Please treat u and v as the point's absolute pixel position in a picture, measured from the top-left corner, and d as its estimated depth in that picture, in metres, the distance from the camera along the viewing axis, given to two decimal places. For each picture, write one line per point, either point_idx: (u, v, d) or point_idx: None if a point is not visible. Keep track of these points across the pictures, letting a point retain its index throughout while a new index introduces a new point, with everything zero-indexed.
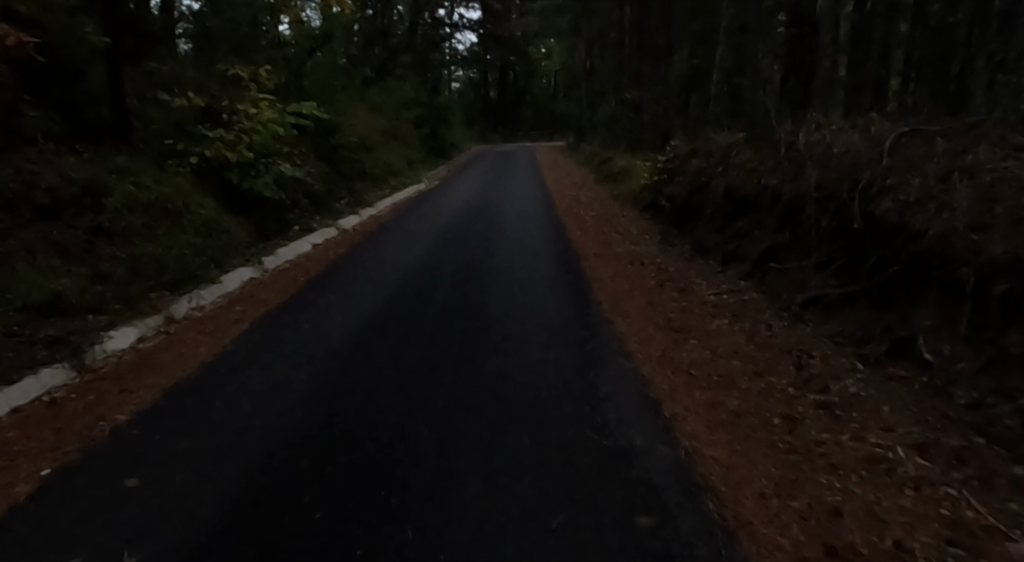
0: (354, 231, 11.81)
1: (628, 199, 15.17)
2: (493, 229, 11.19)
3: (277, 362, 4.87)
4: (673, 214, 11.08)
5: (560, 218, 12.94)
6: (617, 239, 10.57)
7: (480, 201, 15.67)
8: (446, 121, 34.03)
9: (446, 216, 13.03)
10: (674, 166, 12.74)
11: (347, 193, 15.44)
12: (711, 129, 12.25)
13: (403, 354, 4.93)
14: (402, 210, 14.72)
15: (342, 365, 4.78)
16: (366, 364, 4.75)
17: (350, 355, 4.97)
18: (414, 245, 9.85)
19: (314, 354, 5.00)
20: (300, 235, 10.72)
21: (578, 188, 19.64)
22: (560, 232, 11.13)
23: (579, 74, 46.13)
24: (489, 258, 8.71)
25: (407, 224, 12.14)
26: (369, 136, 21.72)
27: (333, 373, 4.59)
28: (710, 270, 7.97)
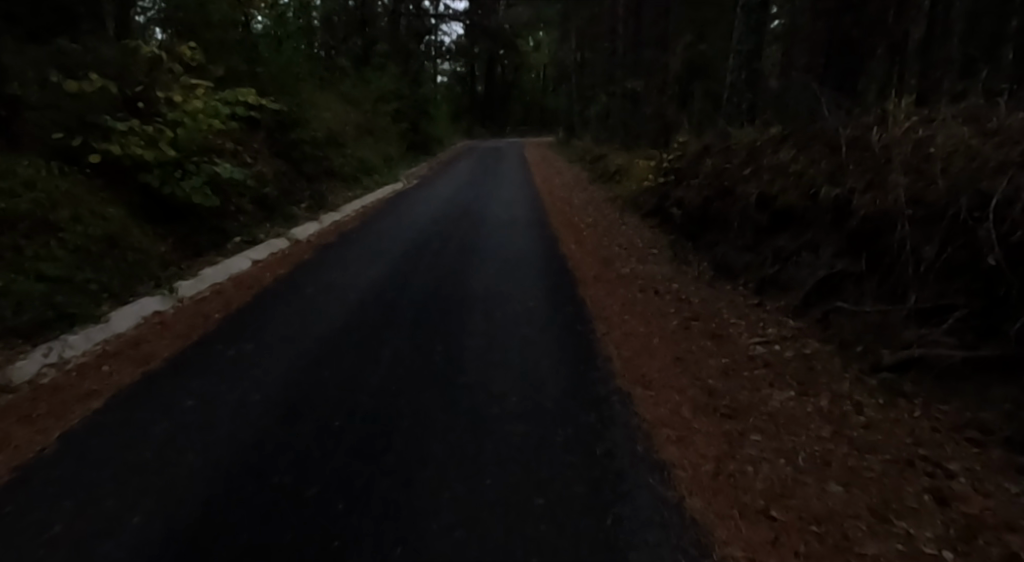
0: (308, 242, 10.05)
1: (626, 204, 13.49)
2: (472, 243, 9.49)
3: (114, 474, 3.10)
4: (685, 223, 9.46)
5: (551, 226, 11.28)
6: (618, 254, 8.90)
7: (461, 205, 13.97)
8: (429, 116, 32.20)
9: (419, 226, 11.30)
10: (683, 168, 11.07)
11: (309, 196, 13.62)
12: (727, 123, 10.64)
13: (318, 464, 3.21)
14: (371, 215, 12.97)
15: (211, 485, 2.99)
16: (253, 481, 3.03)
17: (231, 466, 3.20)
18: (375, 265, 8.12)
19: (181, 461, 3.25)
20: (239, 250, 8.99)
21: (569, 189, 17.98)
22: (551, 245, 9.44)
23: (570, 68, 44.53)
24: (463, 284, 7.02)
25: (372, 236, 10.40)
26: (341, 131, 19.83)
27: (194, 498, 2.86)
28: (743, 301, 6.31)
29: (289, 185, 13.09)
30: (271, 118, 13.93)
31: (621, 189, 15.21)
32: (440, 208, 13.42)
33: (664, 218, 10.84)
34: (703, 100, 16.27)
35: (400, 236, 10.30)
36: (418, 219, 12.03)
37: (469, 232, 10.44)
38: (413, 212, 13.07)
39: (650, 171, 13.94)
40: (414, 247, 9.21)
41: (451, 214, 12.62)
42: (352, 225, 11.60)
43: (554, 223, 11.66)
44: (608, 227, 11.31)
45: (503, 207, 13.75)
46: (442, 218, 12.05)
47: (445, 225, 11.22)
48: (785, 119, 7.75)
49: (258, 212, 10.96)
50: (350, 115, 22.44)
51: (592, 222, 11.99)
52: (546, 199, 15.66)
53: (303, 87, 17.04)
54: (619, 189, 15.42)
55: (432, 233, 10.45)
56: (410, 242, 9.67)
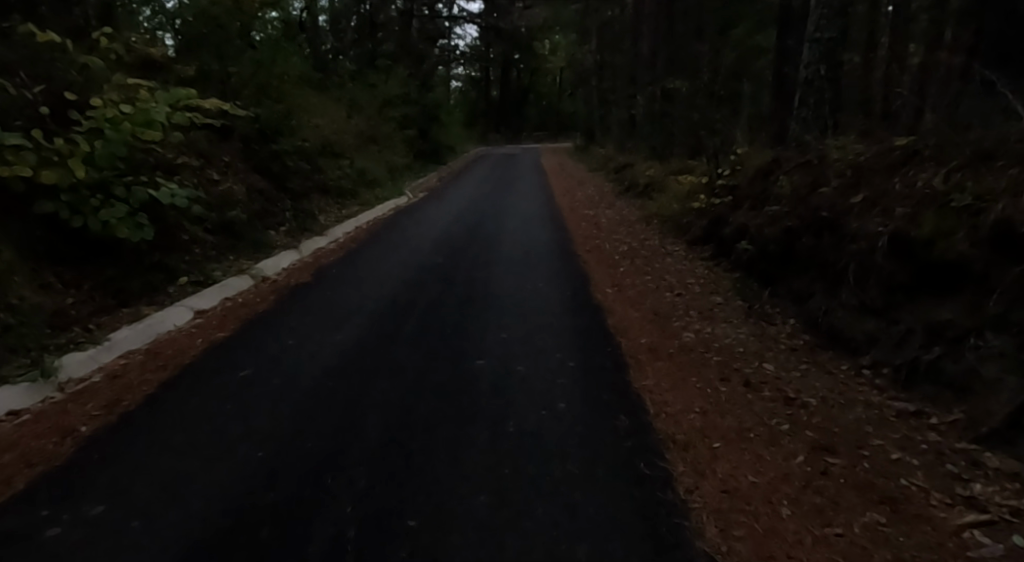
0: (274, 285, 8.03)
1: (666, 229, 11.36)
2: (478, 290, 7.40)
3: None
4: (754, 260, 7.40)
5: (578, 260, 9.15)
6: (669, 305, 6.73)
7: (469, 229, 11.92)
8: (440, 121, 30.37)
9: (414, 261, 9.21)
10: (746, 189, 8.92)
11: (290, 218, 11.76)
12: (801, 132, 8.58)
13: None
14: (361, 242, 10.92)
15: None
16: None
17: None
18: (348, 329, 6.02)
19: None
20: (178, 300, 7.10)
21: (593, 205, 15.89)
22: (580, 291, 7.29)
23: (589, 71, 42.59)
24: (464, 369, 4.92)
25: (353, 276, 8.33)
26: (336, 141, 17.98)
27: None
28: (885, 405, 4.14)
29: (266, 206, 11.30)
30: (249, 127, 12.04)
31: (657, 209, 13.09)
32: (442, 235, 11.35)
33: (722, 250, 8.70)
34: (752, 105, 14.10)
35: (390, 277, 8.22)
36: (414, 251, 9.97)
37: (475, 272, 8.35)
38: (410, 239, 11.03)
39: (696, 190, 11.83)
40: (404, 297, 7.13)
41: (456, 243, 10.56)
42: (333, 259, 9.54)
43: (580, 255, 9.48)
44: (647, 261, 9.13)
45: (517, 231, 11.68)
46: (445, 250, 9.97)
47: (447, 260, 9.15)
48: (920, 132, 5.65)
49: (220, 241, 9.20)
50: (350, 122, 20.62)
51: (626, 252, 9.81)
52: (567, 218, 13.57)
53: (294, 92, 15.19)
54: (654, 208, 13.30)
55: (429, 273, 8.37)
56: (401, 288, 7.59)
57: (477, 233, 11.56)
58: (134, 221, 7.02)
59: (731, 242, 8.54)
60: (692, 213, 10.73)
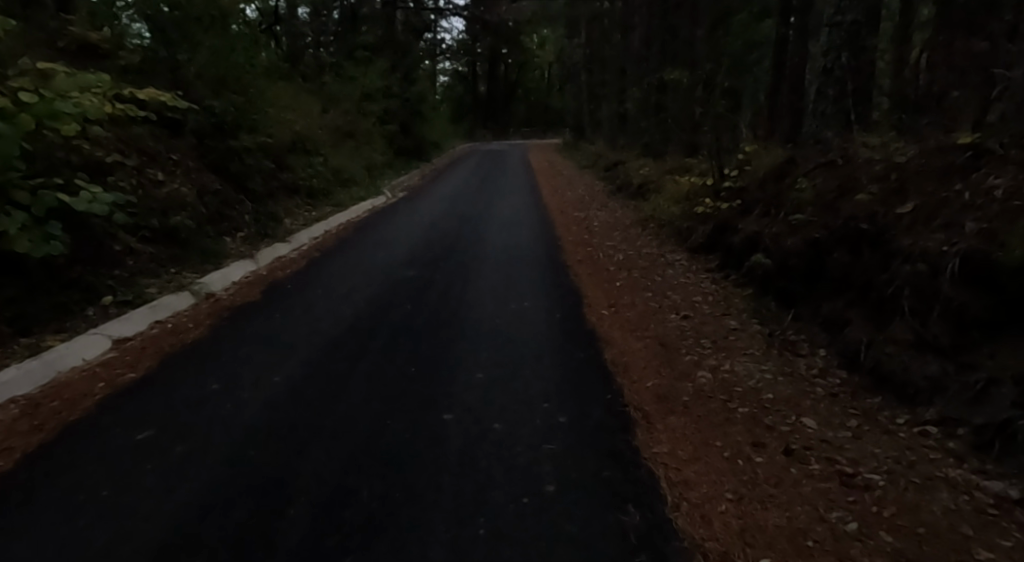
0: (216, 304, 6.92)
1: (665, 236, 10.38)
2: (453, 314, 6.34)
3: None
4: (772, 276, 6.48)
5: (567, 273, 8.11)
6: (677, 333, 5.72)
7: (448, 235, 10.87)
8: (423, 116, 29.24)
9: (383, 274, 8.13)
10: (759, 195, 7.94)
11: (249, 221, 10.67)
12: (820, 129, 7.66)
13: None
14: (327, 251, 9.81)
15: None
16: None
17: None
18: (289, 368, 4.94)
19: None
20: (100, 324, 6.00)
21: (584, 206, 14.93)
22: (571, 315, 6.25)
23: (578, 66, 41.63)
24: (425, 429, 3.89)
25: (310, 294, 7.23)
26: (306, 137, 16.84)
27: None
28: (973, 486, 3.06)
29: (221, 209, 10.22)
30: (204, 121, 10.92)
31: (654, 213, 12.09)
32: (418, 241, 10.27)
33: (731, 263, 7.71)
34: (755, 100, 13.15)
35: (353, 296, 7.14)
36: (384, 262, 8.89)
37: (451, 289, 7.29)
38: (382, 247, 9.93)
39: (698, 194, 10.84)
40: (365, 323, 6.06)
41: (433, 251, 9.48)
42: (292, 271, 8.43)
43: (570, 267, 8.45)
44: (647, 274, 8.11)
45: (501, 237, 10.62)
46: (419, 260, 8.89)
47: (420, 274, 8.07)
48: (987, 137, 4.86)
49: (161, 251, 8.12)
50: (324, 118, 19.47)
51: (622, 263, 8.76)
52: (556, 222, 12.54)
53: (259, 83, 14.04)
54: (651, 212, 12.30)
55: (398, 290, 7.29)
56: (363, 311, 6.51)
57: (456, 239, 10.48)
58: (49, 235, 5.96)
59: (742, 254, 7.56)
60: (694, 219, 9.72)
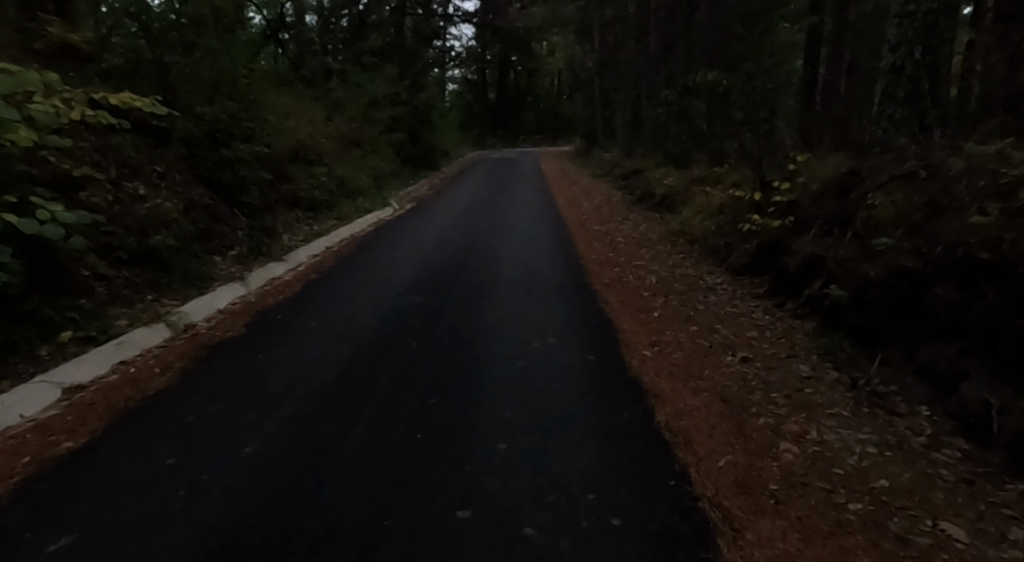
0: (194, 340, 5.97)
1: (702, 255, 9.38)
2: (467, 359, 5.33)
3: None
4: (845, 311, 5.51)
5: (596, 303, 7.09)
6: (742, 384, 4.72)
7: (458, 254, 9.96)
8: (432, 125, 28.52)
9: (386, 304, 7.14)
10: (817, 212, 6.93)
11: (243, 238, 9.86)
12: (889, 137, 6.68)
13: None
14: (325, 273, 8.88)
15: None
16: None
17: None
18: (266, 437, 3.94)
19: None
20: (55, 366, 5.03)
21: (604, 219, 14.00)
22: (607, 360, 5.22)
23: (590, 73, 40.86)
24: (436, 530, 2.89)
25: (301, 329, 6.25)
26: (308, 146, 16.06)
27: None
28: None
29: (210, 225, 9.39)
30: (195, 130, 10.09)
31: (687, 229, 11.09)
32: (425, 263, 9.31)
33: (793, 292, 6.71)
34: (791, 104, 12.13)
35: (351, 332, 6.16)
36: (389, 287, 7.93)
37: (463, 325, 6.30)
38: (386, 270, 8.98)
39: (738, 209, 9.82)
40: (363, 371, 5.07)
41: (443, 275, 8.51)
42: (285, 299, 7.47)
43: (599, 295, 7.42)
44: (689, 303, 7.08)
45: (517, 257, 9.64)
46: (428, 286, 7.91)
47: (428, 304, 7.08)
48: None
49: (137, 275, 7.26)
50: (328, 126, 18.71)
51: (656, 288, 7.75)
52: (575, 238, 11.54)
53: (257, 89, 13.26)
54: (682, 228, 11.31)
55: (403, 326, 6.32)
56: (360, 353, 5.52)
57: (468, 259, 9.50)
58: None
59: (807, 282, 6.56)
60: (739, 238, 8.72)
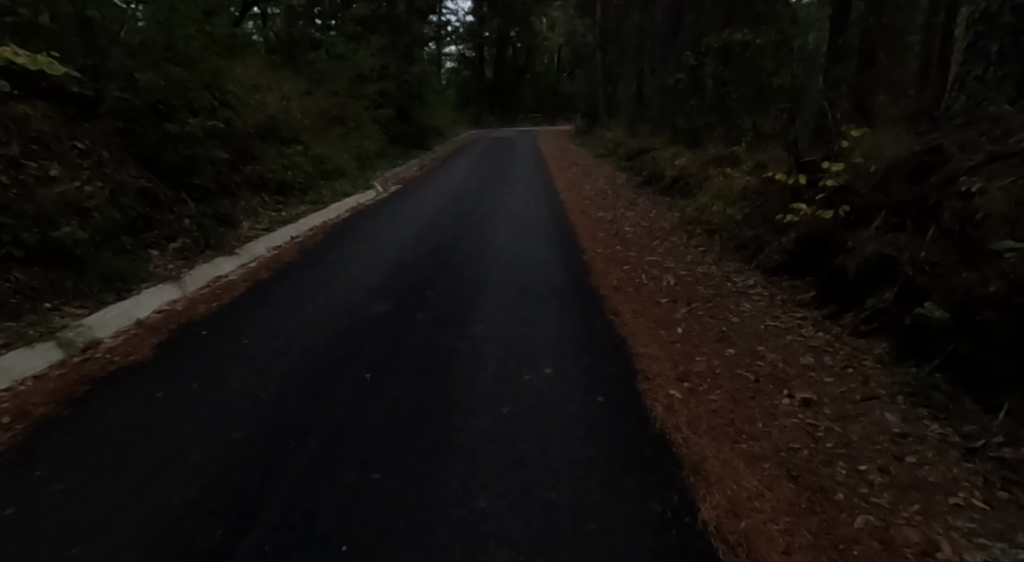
0: (83, 368, 4.55)
1: (727, 251, 8.00)
2: (433, 405, 3.92)
3: None
4: (938, 337, 4.15)
5: (603, 316, 5.67)
6: (813, 448, 3.34)
7: (440, 247, 8.56)
8: (425, 101, 26.95)
9: (343, 318, 5.72)
10: (883, 201, 5.53)
11: (189, 228, 8.50)
12: (980, 108, 5.27)
13: None
14: (279, 272, 7.43)
15: None
16: None
17: None
18: (97, 538, 2.51)
19: None
20: None
21: (609, 205, 12.61)
22: (621, 411, 3.80)
23: (591, 46, 39.02)
24: None
25: (227, 354, 4.84)
26: (281, 123, 14.58)
27: None
28: None
29: (147, 212, 8.01)
30: (130, 100, 8.65)
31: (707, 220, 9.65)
32: (400, 260, 7.87)
33: (854, 303, 5.34)
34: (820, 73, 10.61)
35: (290, 356, 4.78)
36: (350, 293, 6.50)
37: (434, 349, 4.91)
38: (352, 268, 7.54)
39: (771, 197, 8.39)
40: (289, 425, 3.66)
41: (418, 276, 7.07)
42: (220, 308, 6.04)
43: (606, 305, 6.01)
44: (720, 316, 5.69)
45: (508, 253, 8.23)
46: (398, 292, 6.48)
47: (394, 319, 5.66)
48: None
49: (36, 278, 5.86)
50: (306, 102, 17.21)
51: (675, 295, 6.35)
52: (576, 228, 10.09)
53: (214, 58, 11.77)
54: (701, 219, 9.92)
55: (357, 350, 4.90)
56: (293, 394, 4.11)
57: (449, 255, 8.06)
58: None
59: (874, 291, 5.18)
60: (778, 233, 7.31)
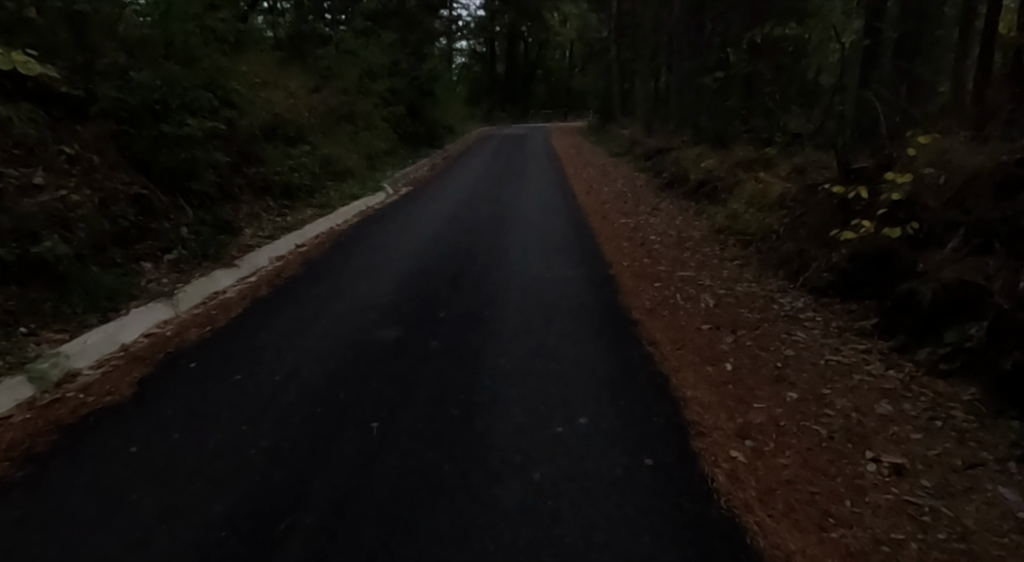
0: (52, 409, 3.95)
1: (767, 267, 7.35)
2: (451, 469, 3.31)
3: None
4: None
5: (638, 348, 5.03)
6: (924, 536, 2.65)
7: (453, 260, 7.96)
8: (436, 98, 26.36)
9: (348, 349, 5.12)
10: (965, 221, 4.91)
11: (185, 238, 7.97)
12: None
13: None
14: (281, 289, 6.84)
15: None
16: None
17: None
18: None
19: None
20: None
21: (630, 209, 11.95)
22: (674, 480, 3.17)
23: (604, 42, 38.23)
24: None
25: (216, 395, 4.23)
26: (287, 122, 14.07)
27: None
28: None
29: (140, 221, 7.48)
30: (123, 99, 8.11)
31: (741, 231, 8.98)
32: (411, 275, 7.28)
33: (929, 337, 4.66)
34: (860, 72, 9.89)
35: (286, 400, 4.19)
36: (357, 316, 5.89)
37: (450, 391, 4.30)
38: (360, 285, 6.95)
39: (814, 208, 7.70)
40: (277, 495, 3.03)
41: (431, 296, 6.47)
42: (213, 334, 5.44)
43: (641, 332, 5.37)
44: (771, 348, 5.04)
45: (527, 267, 7.60)
46: (409, 316, 5.88)
47: (405, 351, 5.06)
48: None
49: (12, 299, 5.30)
50: (314, 100, 16.69)
51: (717, 321, 5.71)
52: (599, 237, 9.44)
53: (216, 55, 11.25)
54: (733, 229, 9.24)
55: (364, 393, 4.29)
56: (288, 451, 3.51)
57: (464, 271, 7.44)
58: None
59: (954, 324, 4.51)
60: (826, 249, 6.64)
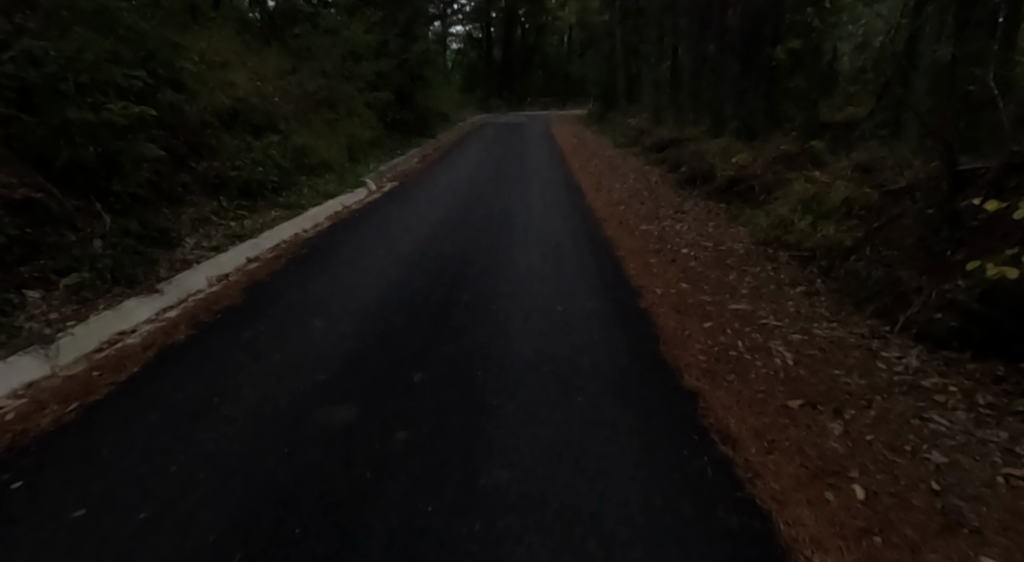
0: None
1: (845, 299, 5.67)
2: None
3: None
4: None
5: (708, 452, 3.30)
6: None
7: (440, 289, 6.22)
8: (428, 83, 24.52)
9: (272, 448, 3.36)
10: None
11: (96, 253, 6.26)
12: None
13: None
14: (202, 333, 5.05)
15: None
16: None
17: None
18: None
19: None
20: None
21: (651, 211, 10.25)
22: None
23: (606, 25, 36.30)
24: None
25: (5, 546, 2.39)
26: (251, 107, 12.29)
27: None
28: None
29: (23, 236, 5.78)
30: (17, 76, 6.38)
31: (793, 245, 7.29)
32: (382, 314, 5.54)
33: None
34: (926, 49, 8.21)
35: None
36: (295, 387, 4.13)
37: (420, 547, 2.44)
38: (311, 329, 5.19)
39: (900, 222, 6.00)
40: None
41: (405, 351, 4.73)
42: (77, 418, 3.65)
43: (704, 419, 3.64)
44: (907, 449, 3.32)
45: (532, 300, 5.89)
46: (370, 387, 4.13)
47: (356, 454, 3.31)
48: None
49: None
50: (286, 83, 14.91)
51: (810, 394, 3.99)
52: (617, 252, 7.71)
53: (153, 27, 9.50)
54: (782, 242, 7.56)
55: (271, 541, 2.50)
56: None
57: (451, 307, 5.71)
58: None
59: None
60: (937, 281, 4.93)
